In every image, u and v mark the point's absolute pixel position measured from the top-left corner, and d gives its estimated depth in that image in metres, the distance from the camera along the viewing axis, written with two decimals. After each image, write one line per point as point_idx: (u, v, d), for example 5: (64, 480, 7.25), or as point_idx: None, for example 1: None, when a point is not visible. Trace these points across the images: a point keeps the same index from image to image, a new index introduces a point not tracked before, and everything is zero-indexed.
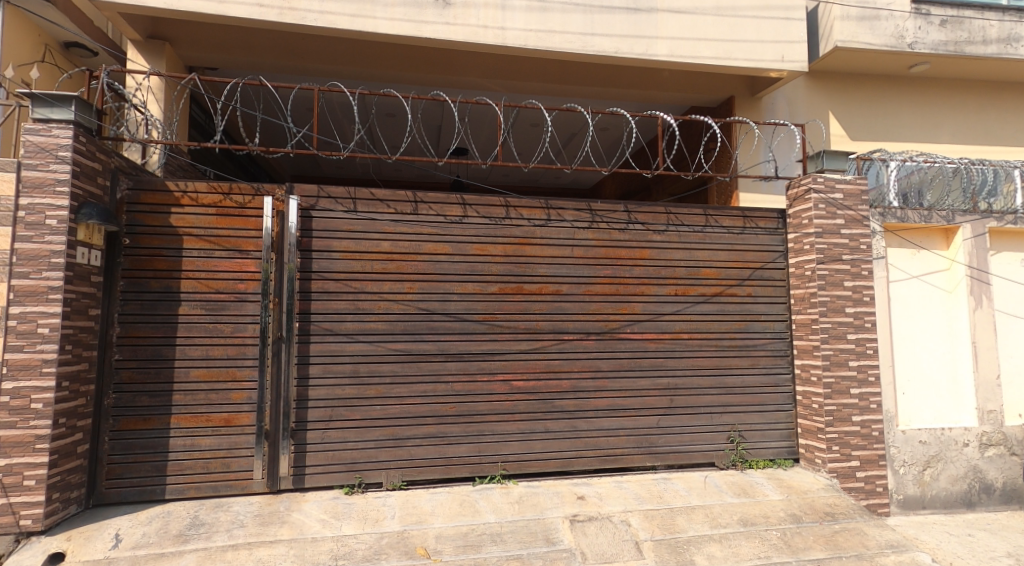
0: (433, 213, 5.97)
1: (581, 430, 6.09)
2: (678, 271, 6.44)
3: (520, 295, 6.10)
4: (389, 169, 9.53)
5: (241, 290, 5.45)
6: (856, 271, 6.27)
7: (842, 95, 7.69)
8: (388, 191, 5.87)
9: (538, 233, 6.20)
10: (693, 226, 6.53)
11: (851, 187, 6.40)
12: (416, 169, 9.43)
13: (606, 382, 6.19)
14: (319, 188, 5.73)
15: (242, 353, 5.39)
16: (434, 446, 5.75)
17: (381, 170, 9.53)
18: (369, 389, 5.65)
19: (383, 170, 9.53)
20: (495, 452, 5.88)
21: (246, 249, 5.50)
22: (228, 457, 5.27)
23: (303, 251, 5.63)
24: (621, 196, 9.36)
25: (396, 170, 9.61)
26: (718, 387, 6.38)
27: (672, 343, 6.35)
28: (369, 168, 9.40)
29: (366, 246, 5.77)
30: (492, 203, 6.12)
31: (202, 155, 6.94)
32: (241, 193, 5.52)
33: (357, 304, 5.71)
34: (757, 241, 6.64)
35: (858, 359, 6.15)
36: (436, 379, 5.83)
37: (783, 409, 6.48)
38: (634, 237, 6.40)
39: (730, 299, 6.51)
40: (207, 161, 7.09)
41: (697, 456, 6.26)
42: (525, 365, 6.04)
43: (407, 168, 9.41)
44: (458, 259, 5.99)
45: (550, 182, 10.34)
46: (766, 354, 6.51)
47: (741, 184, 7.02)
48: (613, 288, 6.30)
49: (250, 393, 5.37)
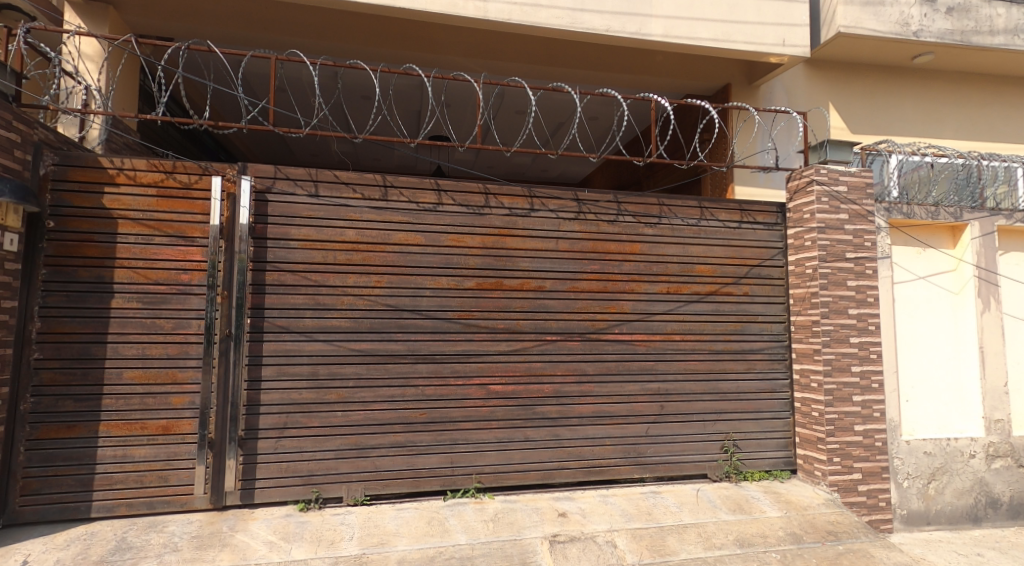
0: (405, 200, 5.41)
1: (564, 440, 5.58)
2: (670, 267, 5.97)
3: (499, 291, 5.57)
4: (367, 154, 8.96)
5: (184, 281, 4.85)
6: (859, 269, 5.85)
7: (843, 87, 7.29)
8: (355, 173, 5.30)
9: (520, 223, 5.67)
10: (686, 220, 6.06)
11: (856, 179, 5.96)
12: (395, 153, 8.88)
13: (591, 388, 5.69)
14: (277, 168, 5.14)
15: (185, 352, 4.79)
16: (403, 457, 5.20)
17: (358, 154, 8.96)
18: (330, 393, 5.09)
19: (360, 154, 8.96)
20: (470, 463, 5.35)
21: (191, 235, 4.90)
22: (166, 470, 4.67)
23: (257, 239, 5.05)
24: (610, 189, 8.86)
25: (374, 155, 9.06)
26: (711, 393, 5.93)
27: (663, 345, 5.88)
28: (344, 151, 8.81)
29: (329, 234, 5.21)
30: (470, 190, 5.58)
31: (149, 131, 6.22)
32: (186, 171, 4.92)
33: (316, 298, 5.14)
34: (755, 237, 6.19)
35: (861, 364, 5.73)
36: (405, 383, 5.28)
37: (780, 416, 6.03)
38: (624, 230, 5.91)
39: (726, 298, 6.06)
40: (155, 139, 6.37)
41: (689, 468, 5.81)
42: (503, 368, 5.52)
43: (386, 152, 8.86)
44: (430, 251, 5.44)
45: (536, 172, 9.82)
46: (763, 358, 6.08)
47: (737, 175, 6.55)
48: (600, 285, 5.80)
49: (192, 398, 4.77)
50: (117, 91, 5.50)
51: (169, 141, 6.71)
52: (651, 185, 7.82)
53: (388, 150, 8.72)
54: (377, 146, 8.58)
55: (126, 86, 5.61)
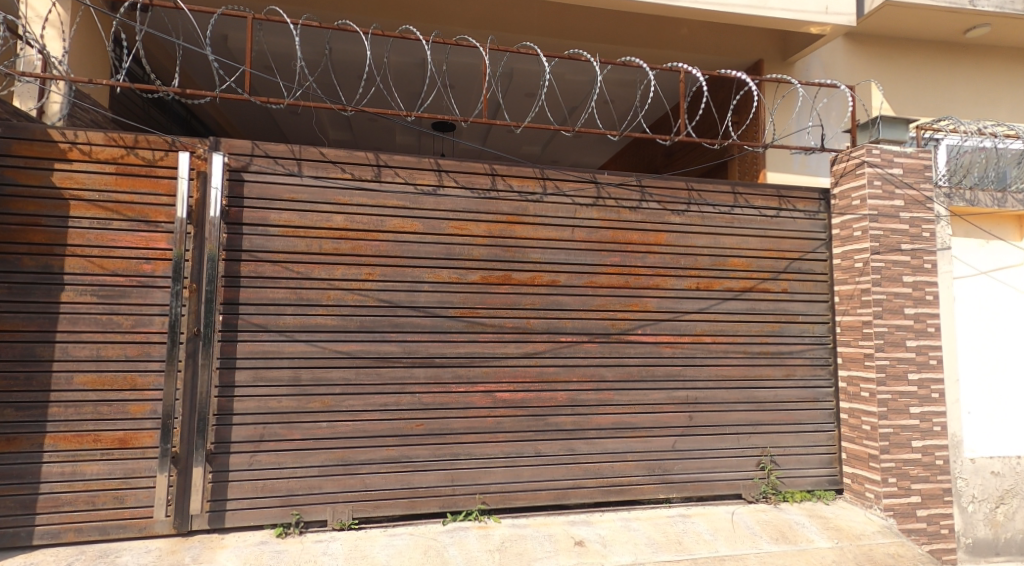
0: (400, 180, 4.77)
1: (580, 455, 4.92)
2: (700, 261, 5.29)
3: (507, 286, 4.92)
4: (365, 133, 8.27)
5: (146, 272, 4.23)
6: (916, 263, 5.16)
7: (894, 61, 6.47)
8: (344, 151, 4.68)
9: (531, 209, 5.02)
10: (718, 207, 5.39)
11: (912, 161, 5.28)
12: (397, 132, 8.18)
13: (611, 397, 5.03)
14: (255, 144, 4.52)
15: (146, 353, 4.17)
16: (396, 475, 4.57)
17: (356, 133, 8.27)
18: (314, 401, 4.47)
19: (358, 133, 8.28)
20: (472, 481, 4.70)
21: (155, 220, 4.28)
22: (123, 490, 4.06)
23: (232, 224, 4.43)
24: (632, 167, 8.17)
25: (373, 135, 8.38)
26: (746, 403, 5.26)
27: (692, 348, 5.22)
28: (342, 128, 8.14)
29: (313, 219, 4.58)
30: (474, 170, 4.94)
31: (119, 104, 5.56)
32: (150, 146, 4.31)
33: (299, 293, 4.52)
34: (795, 226, 5.51)
35: (919, 372, 5.03)
36: (400, 390, 4.65)
37: (823, 429, 5.36)
38: (648, 217, 5.25)
39: (763, 295, 5.38)
40: (127, 115, 5.74)
41: (721, 487, 5.14)
42: (510, 373, 4.86)
43: (386, 130, 8.17)
44: (429, 240, 4.79)
45: (549, 155, 9.10)
46: (804, 363, 5.40)
47: (770, 159, 5.82)
48: (620, 280, 5.13)
49: (155, 406, 4.15)
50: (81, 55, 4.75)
51: (145, 118, 6.08)
52: (672, 172, 7.18)
53: (388, 127, 8.03)
54: (377, 123, 7.90)
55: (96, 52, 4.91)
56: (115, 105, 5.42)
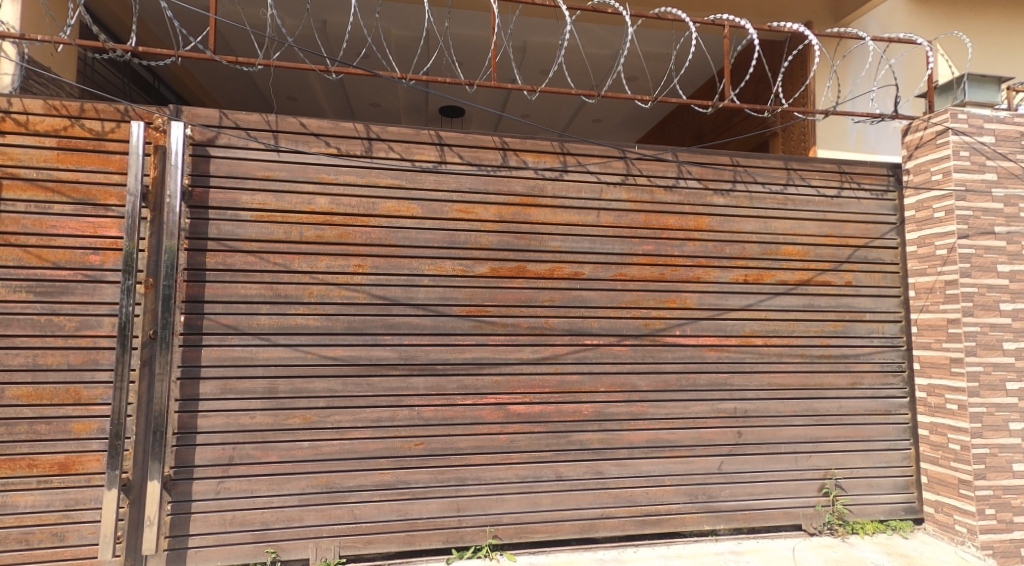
0: (395, 156, 4.06)
1: (609, 479, 4.16)
2: (748, 248, 4.50)
3: (522, 280, 4.18)
4: (367, 112, 7.27)
5: (94, 265, 3.57)
6: (1013, 249, 4.32)
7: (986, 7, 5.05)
8: (329, 122, 3.98)
9: (548, 188, 4.27)
10: (769, 186, 4.59)
11: (1006, 128, 4.41)
12: (404, 108, 7.16)
13: (645, 410, 4.26)
14: (224, 113, 3.85)
15: (92, 361, 3.52)
16: (392, 505, 3.86)
17: (356, 111, 7.26)
18: (294, 417, 3.79)
19: (360, 111, 7.28)
20: (481, 511, 3.98)
21: (104, 203, 3.62)
22: (63, 525, 3.42)
23: (196, 208, 3.76)
24: (660, 141, 7.40)
25: (376, 113, 7.35)
26: (804, 416, 4.45)
27: (740, 352, 4.42)
28: (342, 106, 7.15)
29: (293, 201, 3.89)
30: (482, 143, 4.21)
31: (96, 76, 4.71)
32: (99, 116, 3.65)
33: (276, 289, 3.83)
34: (859, 209, 4.69)
35: (1018, 381, 4.22)
36: (396, 403, 3.94)
37: (897, 448, 4.52)
38: (686, 198, 4.46)
39: (823, 290, 4.57)
40: (110, 88, 4.92)
41: (775, 517, 4.34)
42: (526, 383, 4.13)
43: (391, 108, 7.16)
44: (429, 226, 4.08)
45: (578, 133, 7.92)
46: (872, 369, 4.57)
47: (821, 134, 5.00)
48: (654, 273, 4.36)
49: (102, 425, 3.50)
50: (37, 8, 3.98)
51: (131, 93, 5.27)
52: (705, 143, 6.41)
53: (394, 104, 7.00)
54: (382, 100, 6.89)
55: (60, 13, 4.17)
56: (85, 80, 4.54)
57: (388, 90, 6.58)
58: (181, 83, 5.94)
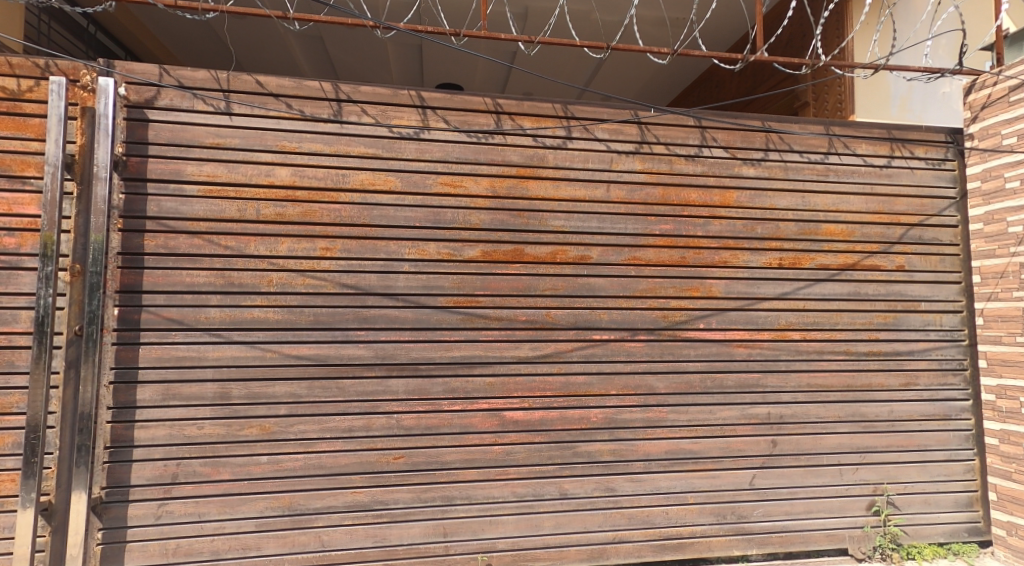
0: (369, 121, 3.46)
1: (623, 498, 3.57)
2: (783, 227, 3.86)
3: (519, 265, 3.57)
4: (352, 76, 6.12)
5: (8, 248, 3.02)
6: None
7: None
8: (290, 80, 3.38)
9: (549, 158, 3.65)
10: (807, 155, 3.93)
11: None
12: (393, 66, 5.89)
13: (664, 417, 3.64)
14: (165, 69, 3.26)
15: (7, 363, 2.99)
16: (367, 529, 3.30)
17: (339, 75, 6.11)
18: (250, 427, 3.22)
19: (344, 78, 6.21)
20: (472, 536, 3.41)
21: (20, 174, 3.06)
22: None
23: (132, 181, 3.19)
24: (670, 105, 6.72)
25: (360, 73, 6.08)
26: (850, 423, 3.82)
27: (774, 348, 3.79)
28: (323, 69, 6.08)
29: (247, 173, 3.30)
30: (471, 104, 3.59)
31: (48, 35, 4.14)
32: (15, 71, 3.08)
33: (228, 277, 3.25)
34: (912, 180, 4.02)
35: None
36: (372, 410, 3.36)
37: (958, 459, 3.88)
38: (711, 168, 3.82)
39: (871, 276, 3.91)
40: (65, 49, 4.35)
41: (817, 540, 3.72)
42: (524, 386, 3.53)
43: (381, 74, 6.09)
44: (409, 202, 3.48)
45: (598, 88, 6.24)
46: (929, 368, 3.92)
47: (860, 103, 4.26)
48: (674, 256, 3.74)
49: (18, 439, 2.96)
50: None
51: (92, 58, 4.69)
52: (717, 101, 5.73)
53: (384, 67, 5.93)
54: (368, 61, 5.81)
55: None
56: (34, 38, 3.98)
57: (371, 41, 5.31)
58: (126, 30, 4.84)
